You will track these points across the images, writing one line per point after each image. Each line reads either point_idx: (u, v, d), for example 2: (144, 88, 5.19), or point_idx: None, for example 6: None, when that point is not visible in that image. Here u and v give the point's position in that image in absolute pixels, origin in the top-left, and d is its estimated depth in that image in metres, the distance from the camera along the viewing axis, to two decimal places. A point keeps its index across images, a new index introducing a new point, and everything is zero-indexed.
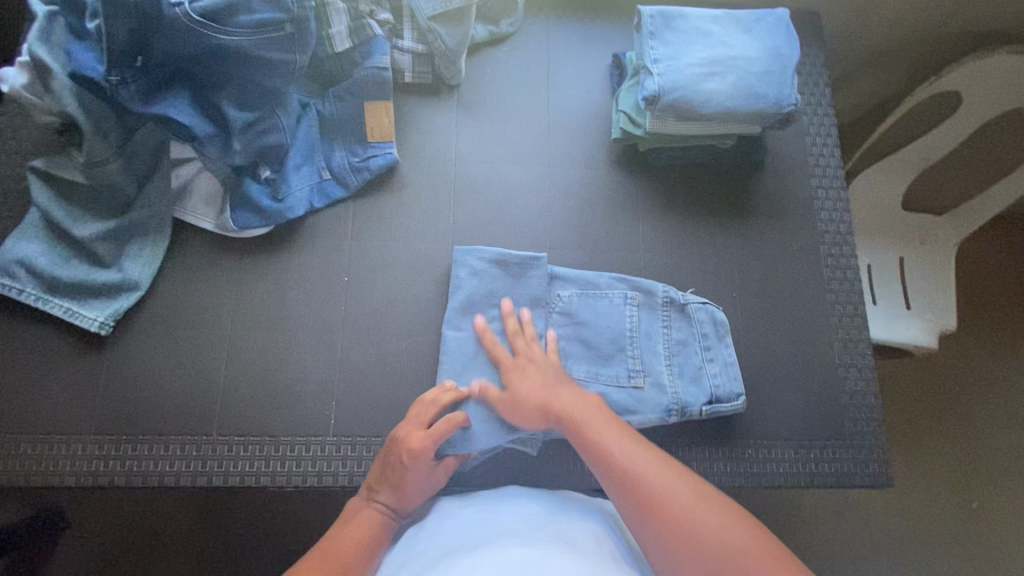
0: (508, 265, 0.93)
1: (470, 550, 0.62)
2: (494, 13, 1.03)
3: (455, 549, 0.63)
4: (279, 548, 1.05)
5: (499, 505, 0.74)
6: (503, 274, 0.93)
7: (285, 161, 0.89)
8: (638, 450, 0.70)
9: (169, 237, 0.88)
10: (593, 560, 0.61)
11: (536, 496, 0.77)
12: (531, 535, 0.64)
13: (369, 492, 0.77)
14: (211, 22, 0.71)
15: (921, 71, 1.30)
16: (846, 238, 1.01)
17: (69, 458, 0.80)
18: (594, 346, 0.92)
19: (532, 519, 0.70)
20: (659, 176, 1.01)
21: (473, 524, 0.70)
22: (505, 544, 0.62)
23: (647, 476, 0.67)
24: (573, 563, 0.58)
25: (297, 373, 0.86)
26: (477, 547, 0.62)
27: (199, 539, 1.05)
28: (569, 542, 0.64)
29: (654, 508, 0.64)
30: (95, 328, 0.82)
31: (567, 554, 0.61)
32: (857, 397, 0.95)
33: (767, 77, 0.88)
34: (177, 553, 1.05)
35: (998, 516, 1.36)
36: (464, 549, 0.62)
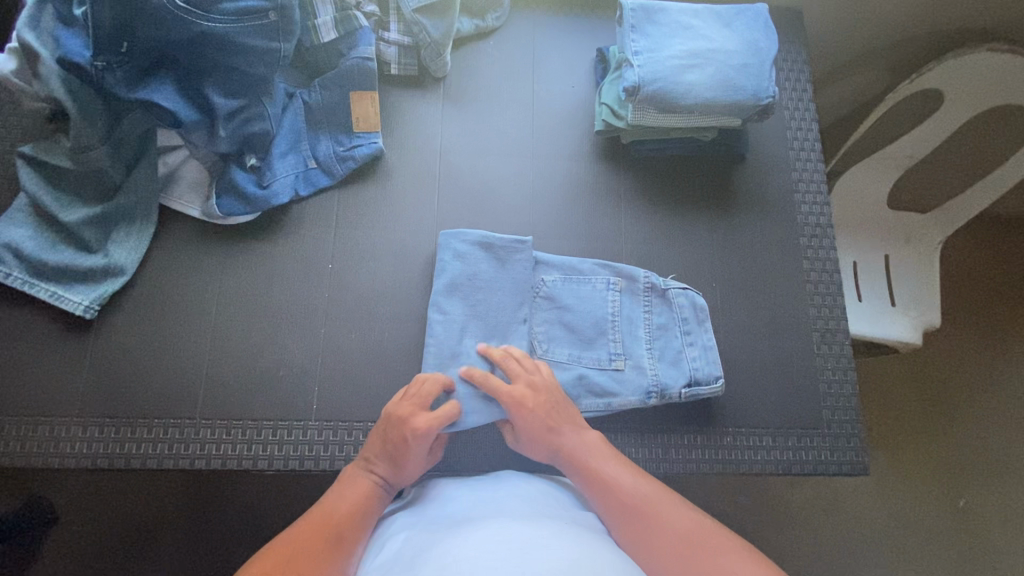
0: (493, 248, 0.94)
1: (470, 527, 0.62)
2: (480, 6, 1.04)
3: (456, 525, 0.63)
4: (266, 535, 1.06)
5: (496, 488, 0.75)
6: (488, 257, 0.94)
7: (271, 149, 0.90)
8: (630, 476, 0.74)
9: (156, 223, 0.89)
10: (589, 541, 0.61)
11: (530, 479, 0.78)
12: (524, 511, 0.66)
13: (364, 462, 0.77)
14: (196, 9, 0.72)
15: (904, 69, 1.32)
16: (825, 230, 1.03)
17: (53, 440, 0.81)
18: (576, 329, 0.94)
19: (526, 497, 0.71)
20: (641, 168, 1.02)
21: (473, 504, 0.70)
22: (499, 518, 0.63)
23: (626, 485, 0.72)
24: (572, 544, 0.59)
25: (281, 359, 0.88)
26: (477, 523, 0.62)
27: (186, 527, 1.06)
28: (567, 524, 0.65)
29: (636, 510, 0.69)
30: (80, 312, 0.83)
31: (564, 534, 0.61)
32: (835, 387, 0.97)
33: (745, 70, 0.89)
34: (164, 540, 1.05)
35: (980, 509, 1.37)
36: (465, 525, 0.63)
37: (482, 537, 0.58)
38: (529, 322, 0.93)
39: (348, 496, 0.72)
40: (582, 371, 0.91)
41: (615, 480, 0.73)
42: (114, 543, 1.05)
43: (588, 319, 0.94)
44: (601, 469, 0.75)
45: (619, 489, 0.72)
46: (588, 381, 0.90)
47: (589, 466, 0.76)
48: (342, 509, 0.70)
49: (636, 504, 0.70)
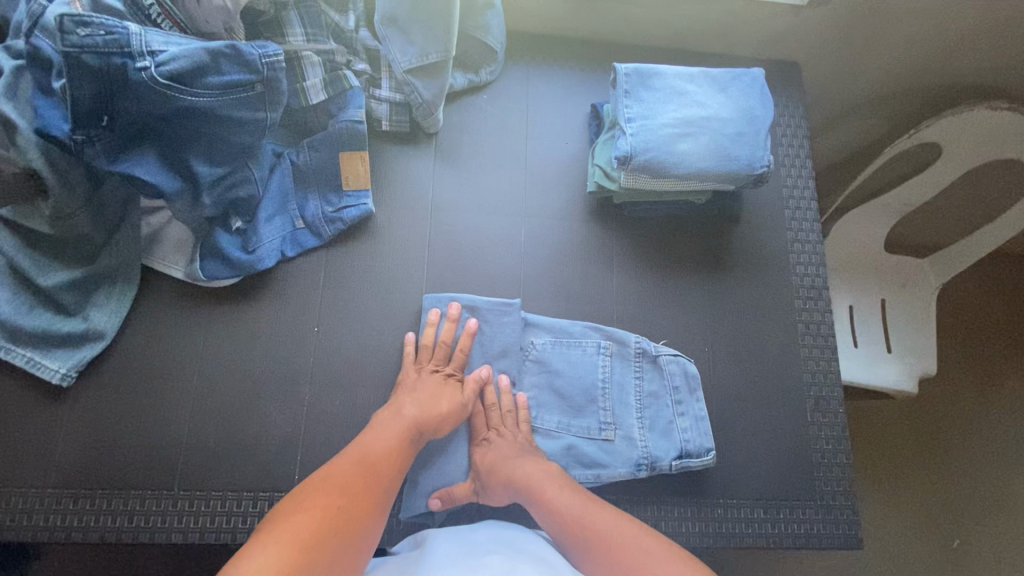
0: (481, 312, 0.93)
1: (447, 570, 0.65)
2: (474, 61, 1.03)
3: (435, 568, 0.67)
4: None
5: (477, 531, 0.78)
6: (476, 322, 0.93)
7: (257, 211, 0.88)
8: (583, 503, 0.76)
9: (138, 285, 0.88)
10: None
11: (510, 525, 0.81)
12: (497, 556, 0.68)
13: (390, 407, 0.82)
14: (181, 84, 0.70)
15: (902, 120, 1.31)
16: (819, 292, 1.02)
17: (27, 512, 0.79)
18: (566, 396, 0.92)
19: (503, 539, 0.74)
20: (634, 228, 1.01)
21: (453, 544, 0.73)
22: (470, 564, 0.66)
23: (585, 520, 0.73)
24: None
25: (262, 427, 0.86)
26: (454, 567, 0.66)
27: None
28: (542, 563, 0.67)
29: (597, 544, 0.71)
30: (57, 379, 0.82)
31: (538, 573, 0.64)
32: (827, 457, 0.95)
33: (740, 140, 0.88)
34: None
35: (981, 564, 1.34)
36: (443, 568, 0.66)
37: None
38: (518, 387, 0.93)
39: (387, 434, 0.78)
40: (572, 440, 0.89)
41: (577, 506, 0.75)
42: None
43: (578, 386, 0.92)
44: (555, 496, 0.77)
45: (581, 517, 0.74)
46: (577, 451, 0.89)
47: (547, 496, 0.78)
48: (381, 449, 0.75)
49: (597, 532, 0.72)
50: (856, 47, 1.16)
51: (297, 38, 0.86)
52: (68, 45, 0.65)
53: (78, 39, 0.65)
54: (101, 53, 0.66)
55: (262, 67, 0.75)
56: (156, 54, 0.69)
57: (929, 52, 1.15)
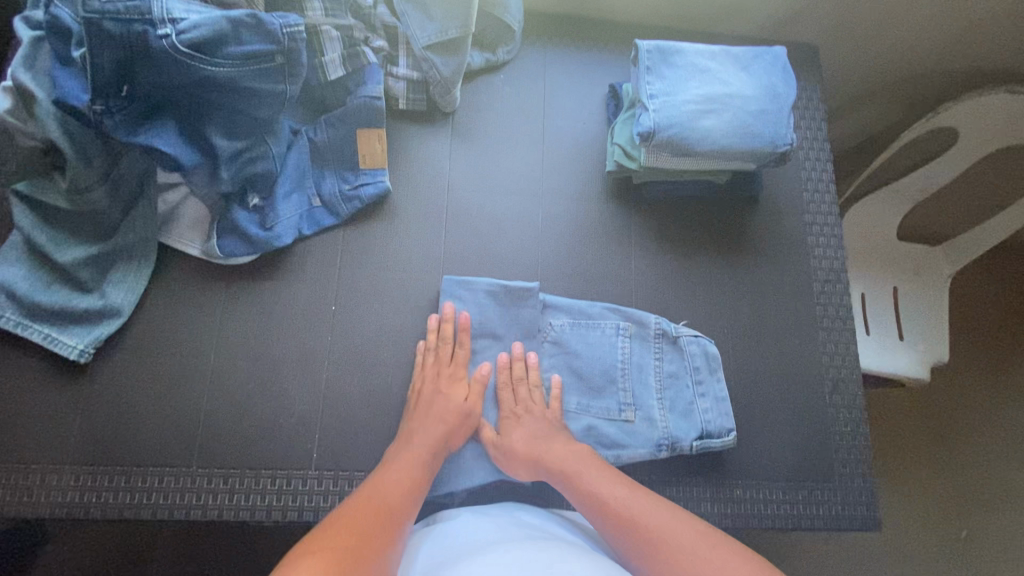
0: (506, 295, 0.92)
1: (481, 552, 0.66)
2: (492, 40, 1.02)
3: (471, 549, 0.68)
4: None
5: (506, 511, 0.79)
6: (497, 303, 0.92)
7: (275, 189, 0.87)
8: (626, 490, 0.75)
9: (155, 262, 0.87)
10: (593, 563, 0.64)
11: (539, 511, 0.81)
12: (518, 538, 0.69)
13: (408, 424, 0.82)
14: (200, 53, 0.69)
15: (919, 105, 1.29)
16: (839, 275, 1.01)
17: (45, 488, 0.78)
18: (587, 377, 0.92)
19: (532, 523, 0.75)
20: (653, 209, 1.00)
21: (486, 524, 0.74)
22: (495, 548, 0.66)
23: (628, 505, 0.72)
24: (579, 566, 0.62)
25: (280, 406, 0.85)
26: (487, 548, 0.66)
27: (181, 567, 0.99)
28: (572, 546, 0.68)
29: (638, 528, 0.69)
30: (74, 355, 0.81)
31: (570, 557, 0.64)
32: (847, 439, 0.95)
33: (762, 117, 0.87)
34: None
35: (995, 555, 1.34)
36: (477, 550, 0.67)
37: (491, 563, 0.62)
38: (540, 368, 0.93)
39: (400, 480, 0.74)
40: (591, 422, 0.89)
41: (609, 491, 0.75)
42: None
43: (599, 367, 0.92)
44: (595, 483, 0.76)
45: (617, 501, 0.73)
46: (597, 432, 0.89)
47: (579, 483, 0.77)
48: (392, 495, 0.71)
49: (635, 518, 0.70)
50: (874, 28, 1.15)
51: (316, 12, 0.84)
52: (89, 10, 0.65)
53: (99, 4, 0.65)
54: (122, 19, 0.66)
55: (283, 37, 0.73)
56: (177, 22, 0.68)
57: (949, 34, 1.14)
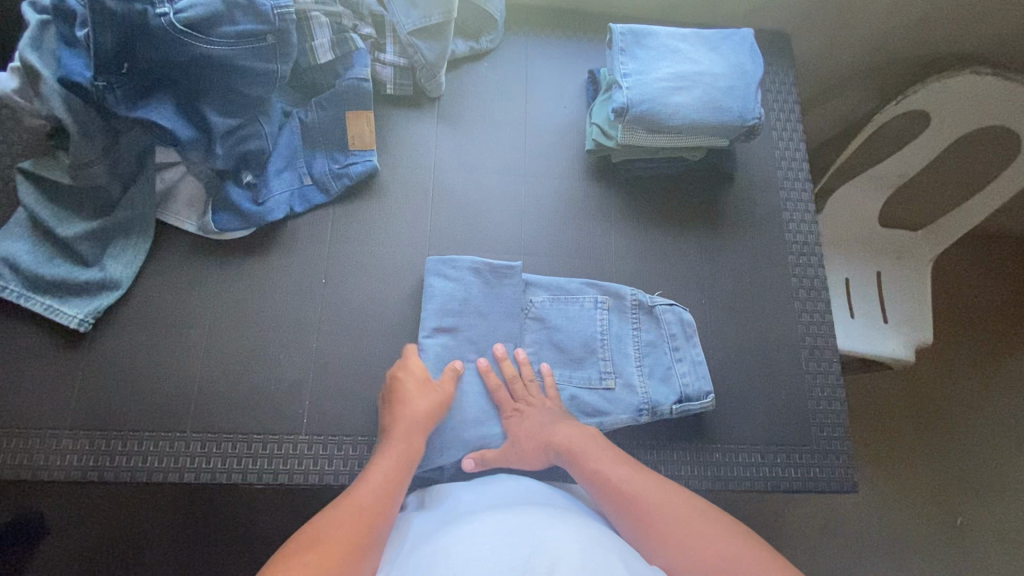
0: (485, 272, 0.95)
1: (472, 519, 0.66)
2: (475, 29, 1.07)
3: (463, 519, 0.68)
4: (273, 532, 1.07)
5: (492, 485, 0.80)
6: (479, 281, 0.94)
7: (267, 165, 0.92)
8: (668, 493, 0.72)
9: (153, 238, 0.91)
10: (583, 525, 0.65)
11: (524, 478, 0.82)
12: (504, 509, 0.68)
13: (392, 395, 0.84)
14: (196, 32, 0.75)
15: (891, 91, 1.34)
16: (813, 247, 1.05)
17: (43, 453, 0.81)
18: (569, 352, 0.94)
19: (522, 493, 0.76)
20: (632, 186, 1.04)
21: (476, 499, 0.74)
22: (477, 519, 0.65)
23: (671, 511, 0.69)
24: (568, 528, 0.63)
25: (272, 373, 0.88)
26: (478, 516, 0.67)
27: (186, 528, 1.06)
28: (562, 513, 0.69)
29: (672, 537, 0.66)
30: (74, 324, 0.84)
31: (560, 521, 0.65)
32: (823, 403, 0.97)
33: (731, 93, 0.92)
34: (165, 545, 1.05)
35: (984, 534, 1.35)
36: (469, 518, 0.67)
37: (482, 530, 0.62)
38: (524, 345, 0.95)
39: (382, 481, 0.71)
40: (574, 391, 0.92)
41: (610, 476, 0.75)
42: (111, 553, 1.04)
43: (579, 340, 0.94)
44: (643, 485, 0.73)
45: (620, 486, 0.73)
46: (580, 401, 0.91)
47: (588, 463, 0.78)
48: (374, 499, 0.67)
49: (641, 504, 0.70)
50: (843, 16, 1.19)
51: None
52: None
53: None
54: None
55: (274, 18, 0.78)
56: (174, 2, 0.74)
57: (916, 20, 1.18)
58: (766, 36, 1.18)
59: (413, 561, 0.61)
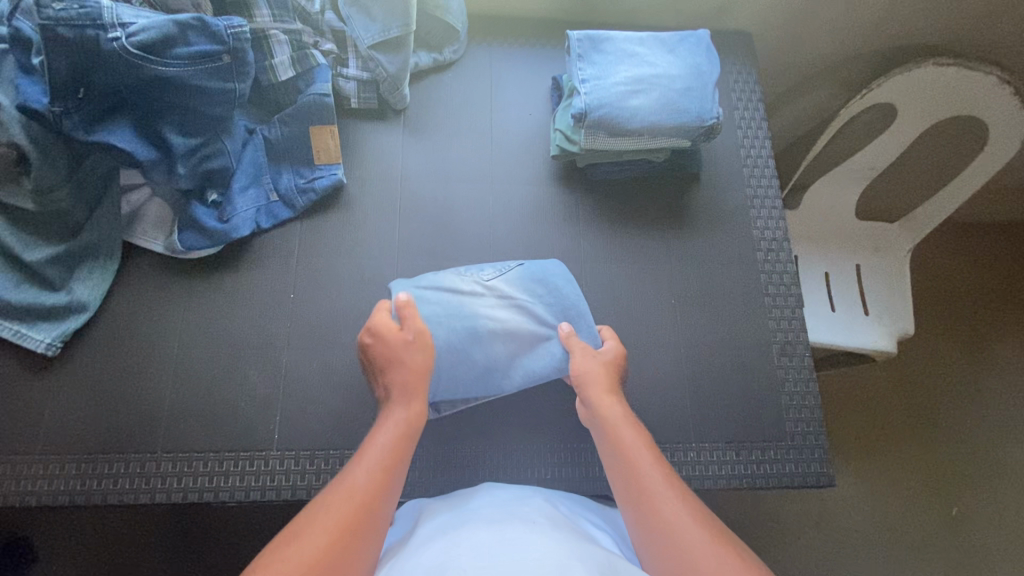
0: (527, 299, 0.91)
1: (448, 534, 0.64)
2: (437, 41, 1.08)
3: (441, 534, 0.65)
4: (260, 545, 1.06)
5: (470, 497, 0.77)
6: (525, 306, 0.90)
7: (232, 183, 0.93)
8: (670, 484, 0.65)
9: (120, 259, 0.91)
10: (557, 530, 0.63)
11: (509, 488, 0.79)
12: (493, 520, 0.66)
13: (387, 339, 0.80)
14: (151, 55, 0.77)
15: (856, 86, 1.35)
16: (781, 243, 1.05)
17: (15, 478, 0.81)
18: (474, 313, 0.89)
19: (498, 502, 0.74)
20: (599, 190, 1.05)
21: (451, 515, 0.72)
22: (461, 531, 0.64)
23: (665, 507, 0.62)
24: (540, 533, 0.61)
25: (242, 391, 0.88)
26: (454, 531, 0.64)
27: (172, 545, 1.06)
28: (536, 519, 0.67)
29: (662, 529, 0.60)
30: (42, 348, 0.84)
31: (533, 526, 0.63)
32: (797, 399, 0.97)
33: (688, 94, 0.94)
34: (152, 563, 1.05)
35: (975, 524, 1.34)
36: (445, 533, 0.65)
37: (457, 540, 0.61)
38: (436, 279, 0.90)
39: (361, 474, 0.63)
40: (454, 346, 0.86)
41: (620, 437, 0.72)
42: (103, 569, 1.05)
43: (493, 319, 0.89)
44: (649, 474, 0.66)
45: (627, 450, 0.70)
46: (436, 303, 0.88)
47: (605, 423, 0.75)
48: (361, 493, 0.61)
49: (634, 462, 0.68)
50: (802, 16, 1.20)
51: (264, 18, 0.93)
52: (45, 17, 0.72)
53: (53, 12, 0.72)
54: (76, 25, 0.73)
55: (228, 38, 0.81)
56: (126, 26, 0.76)
57: (873, 18, 1.20)
58: (724, 39, 1.19)
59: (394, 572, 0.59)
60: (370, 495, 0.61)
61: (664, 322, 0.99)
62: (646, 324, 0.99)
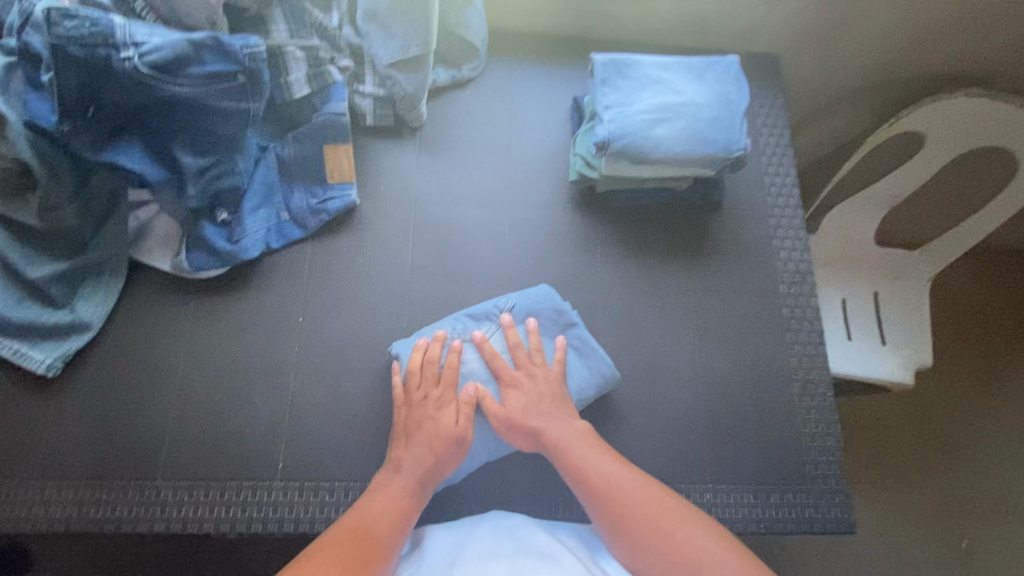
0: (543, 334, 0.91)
1: (450, 569, 0.63)
2: (456, 58, 1.06)
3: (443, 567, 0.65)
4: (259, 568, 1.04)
5: (476, 521, 0.75)
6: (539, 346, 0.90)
7: (242, 204, 0.90)
8: (653, 494, 0.72)
9: (125, 277, 0.89)
10: (565, 571, 0.62)
11: (520, 516, 0.77)
12: (497, 555, 0.64)
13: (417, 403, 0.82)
14: (164, 75, 0.74)
15: (883, 112, 1.31)
16: (805, 276, 1.02)
17: (11, 502, 0.79)
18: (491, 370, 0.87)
19: (504, 528, 0.72)
20: (618, 216, 1.02)
21: (454, 541, 0.71)
22: (466, 568, 0.62)
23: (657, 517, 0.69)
24: None
25: (246, 417, 0.86)
26: (456, 565, 0.63)
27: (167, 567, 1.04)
28: (545, 554, 0.65)
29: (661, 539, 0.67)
30: (42, 369, 0.82)
31: (541, 567, 0.62)
32: (817, 440, 0.94)
33: (716, 124, 0.90)
34: None
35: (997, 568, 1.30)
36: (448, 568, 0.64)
37: None
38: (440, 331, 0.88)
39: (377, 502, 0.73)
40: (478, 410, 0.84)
41: (596, 470, 0.75)
42: None
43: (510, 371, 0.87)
44: (628, 492, 0.72)
45: (606, 479, 0.74)
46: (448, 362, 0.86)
47: (570, 459, 0.77)
48: (380, 519, 0.71)
49: (613, 490, 0.72)
50: (831, 41, 1.17)
51: (281, 34, 0.91)
52: (56, 36, 0.69)
53: (65, 30, 0.69)
54: (87, 43, 0.71)
55: (244, 57, 0.78)
56: (140, 45, 0.73)
57: (904, 45, 1.17)
58: (750, 63, 1.16)
59: None
60: (378, 522, 0.70)
61: (681, 356, 0.96)
62: (663, 356, 0.96)
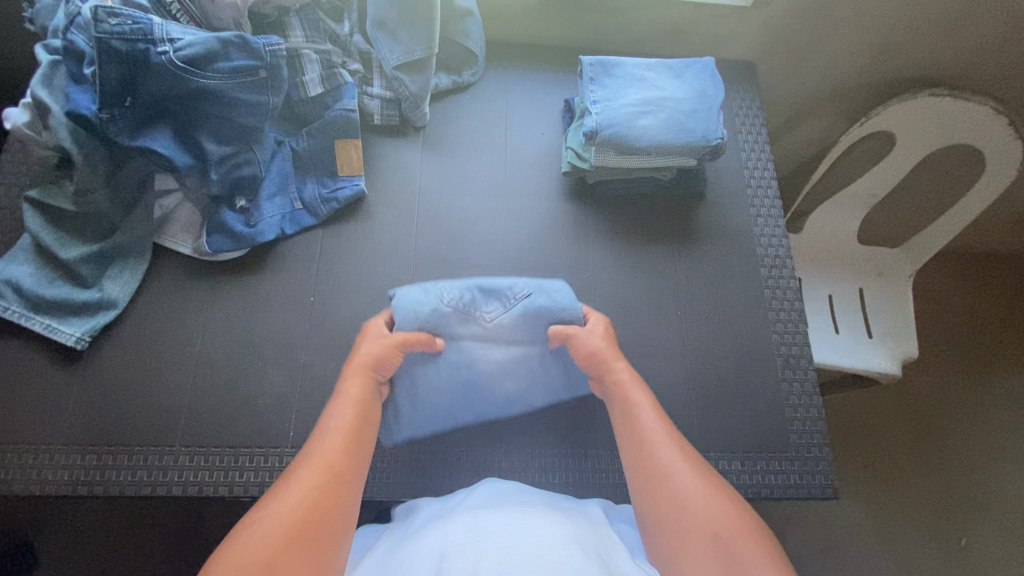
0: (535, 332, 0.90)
1: (448, 519, 0.67)
2: (456, 64, 1.15)
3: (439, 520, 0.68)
4: None
5: (472, 488, 0.79)
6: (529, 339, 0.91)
7: (260, 191, 0.97)
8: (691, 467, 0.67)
9: (150, 260, 0.96)
10: (557, 517, 0.66)
11: (514, 482, 0.80)
12: (487, 509, 0.68)
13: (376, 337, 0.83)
14: (194, 68, 0.83)
15: (856, 115, 1.40)
16: (785, 260, 1.09)
17: (38, 468, 0.83)
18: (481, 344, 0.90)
19: (499, 491, 0.76)
20: (608, 205, 1.09)
21: (450, 505, 0.74)
22: (456, 519, 0.66)
23: (690, 492, 0.64)
24: (542, 519, 0.64)
25: (260, 389, 0.91)
26: (454, 516, 0.67)
27: (177, 547, 1.08)
28: (539, 505, 0.69)
29: (688, 515, 0.62)
30: (72, 342, 0.88)
31: (535, 512, 0.66)
32: (801, 411, 0.99)
33: (694, 115, 0.99)
34: (157, 563, 1.08)
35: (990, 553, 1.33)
36: (445, 519, 0.68)
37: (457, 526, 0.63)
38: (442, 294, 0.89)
39: (335, 432, 0.67)
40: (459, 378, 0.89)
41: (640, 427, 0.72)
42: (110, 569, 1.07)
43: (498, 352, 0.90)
44: (666, 459, 0.68)
45: (647, 437, 0.71)
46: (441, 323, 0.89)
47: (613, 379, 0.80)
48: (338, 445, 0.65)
49: (643, 441, 0.70)
50: (801, 49, 1.27)
51: (299, 37, 1.00)
52: (100, 31, 0.78)
53: (109, 26, 0.78)
54: (128, 39, 0.79)
55: (265, 54, 0.87)
56: (174, 42, 0.82)
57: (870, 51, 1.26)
58: (728, 69, 1.26)
59: (398, 557, 0.62)
60: (341, 458, 0.63)
61: (670, 333, 1.02)
62: (653, 333, 1.02)
